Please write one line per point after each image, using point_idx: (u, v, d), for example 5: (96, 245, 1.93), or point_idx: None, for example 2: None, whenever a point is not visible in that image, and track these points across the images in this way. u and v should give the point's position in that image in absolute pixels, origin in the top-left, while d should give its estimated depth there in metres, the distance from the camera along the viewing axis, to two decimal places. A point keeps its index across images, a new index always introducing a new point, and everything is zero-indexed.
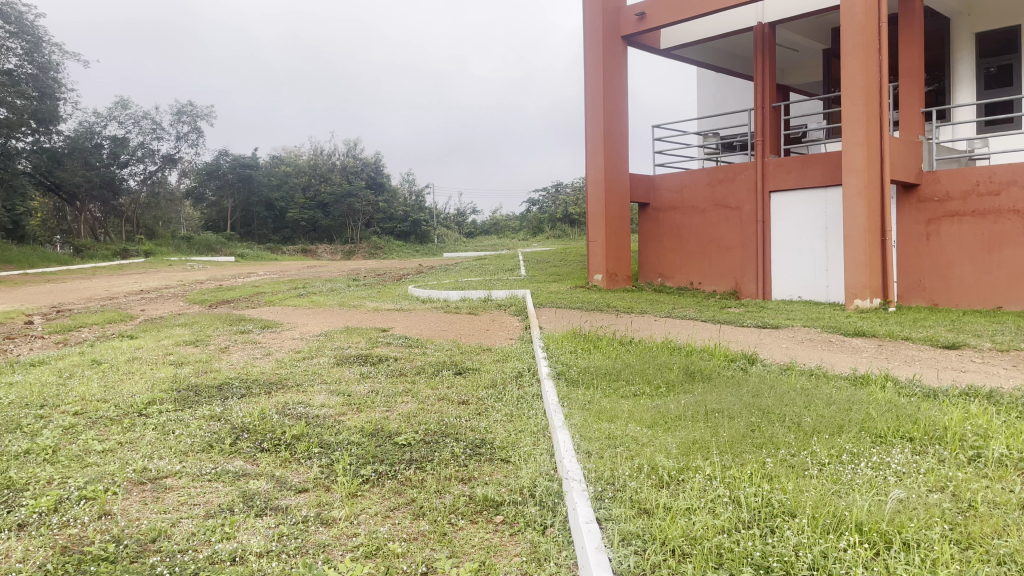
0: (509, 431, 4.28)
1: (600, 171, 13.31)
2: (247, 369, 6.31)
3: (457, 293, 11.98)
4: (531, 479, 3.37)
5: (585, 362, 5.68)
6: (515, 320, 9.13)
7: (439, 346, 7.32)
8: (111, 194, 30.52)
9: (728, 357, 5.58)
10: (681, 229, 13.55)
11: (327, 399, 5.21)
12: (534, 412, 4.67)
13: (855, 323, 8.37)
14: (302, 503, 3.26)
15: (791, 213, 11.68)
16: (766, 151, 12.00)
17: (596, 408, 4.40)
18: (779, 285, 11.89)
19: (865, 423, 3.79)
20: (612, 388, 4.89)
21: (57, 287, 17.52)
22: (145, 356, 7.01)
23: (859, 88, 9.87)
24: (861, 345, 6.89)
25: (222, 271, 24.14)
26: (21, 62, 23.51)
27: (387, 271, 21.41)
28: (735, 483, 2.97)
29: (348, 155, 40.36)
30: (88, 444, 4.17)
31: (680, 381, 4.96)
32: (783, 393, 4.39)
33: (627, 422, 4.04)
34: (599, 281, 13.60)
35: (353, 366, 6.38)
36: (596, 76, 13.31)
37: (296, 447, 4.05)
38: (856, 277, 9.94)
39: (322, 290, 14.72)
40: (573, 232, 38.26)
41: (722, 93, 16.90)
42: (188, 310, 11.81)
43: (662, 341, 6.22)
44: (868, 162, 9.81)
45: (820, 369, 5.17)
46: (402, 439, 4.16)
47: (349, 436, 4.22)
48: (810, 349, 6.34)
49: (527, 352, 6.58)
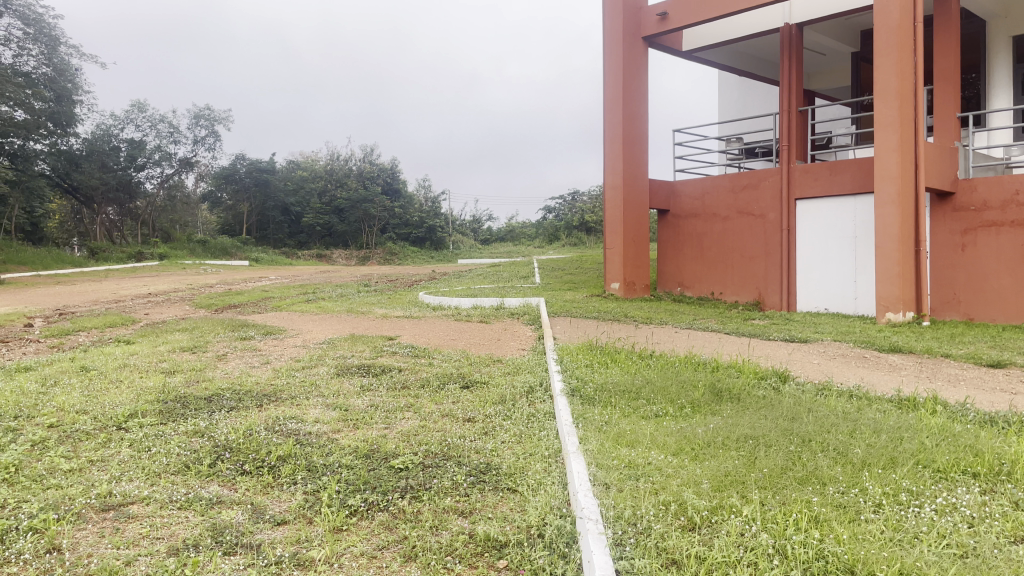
0: (516, 455, 3.86)
1: (619, 176, 12.89)
2: (242, 379, 5.94)
3: (468, 301, 11.58)
4: (540, 516, 2.95)
5: (601, 377, 5.25)
6: (528, 329, 8.71)
7: (447, 356, 6.91)
8: (127, 197, 30.48)
9: (759, 375, 5.12)
10: (702, 237, 13.09)
11: (323, 414, 4.81)
12: (546, 432, 4.24)
13: (889, 338, 7.89)
14: (279, 539, 2.85)
15: (818, 221, 11.20)
16: (793, 157, 11.53)
17: (614, 430, 3.97)
18: (804, 296, 11.40)
19: (920, 454, 3.34)
20: (632, 408, 4.46)
21: (67, 290, 17.26)
22: (138, 364, 6.64)
23: (893, 91, 9.40)
24: (899, 362, 6.40)
25: (235, 274, 24.01)
26: (39, 66, 23.42)
27: (400, 277, 20.91)
28: (778, 529, 2.54)
29: (365, 161, 40.11)
30: (55, 462, 3.79)
31: (706, 401, 4.52)
32: (824, 418, 3.94)
33: (649, 448, 3.62)
34: (616, 290, 13.16)
35: (354, 378, 5.98)
36: (616, 78, 12.91)
37: (282, 469, 3.65)
38: (888, 290, 9.45)
39: (331, 296, 14.37)
40: (590, 240, 37.78)
41: (745, 98, 16.45)
42: (193, 315, 11.50)
43: (684, 356, 5.77)
44: (903, 169, 9.33)
45: (862, 391, 4.69)
46: (398, 463, 3.75)
47: (341, 458, 3.82)
48: (844, 367, 5.87)
49: (540, 364, 6.17)
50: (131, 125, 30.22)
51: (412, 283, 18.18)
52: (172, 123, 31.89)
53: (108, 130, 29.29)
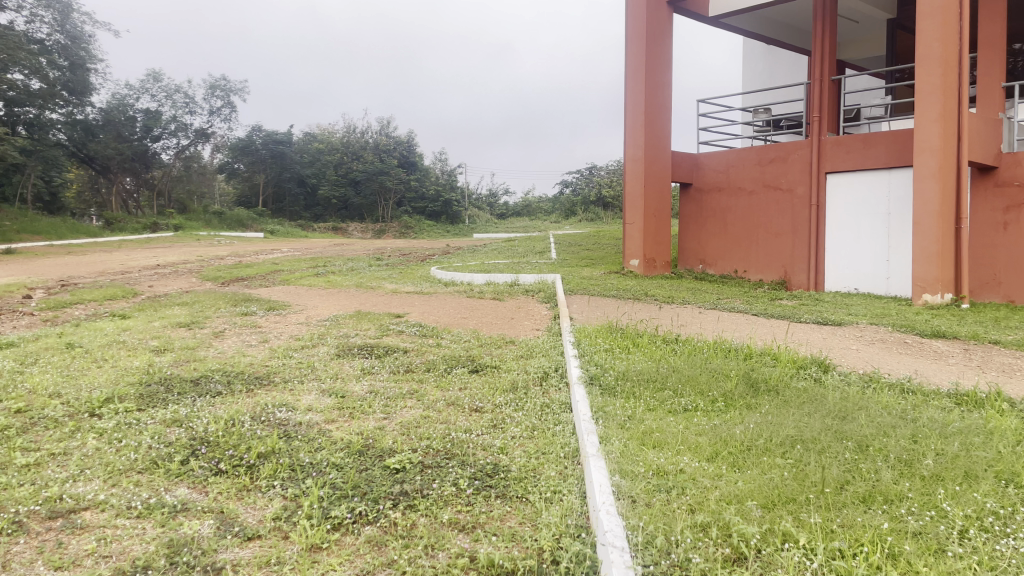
0: (526, 456, 3.41)
1: (640, 148, 12.32)
2: (234, 360, 5.52)
3: (482, 277, 11.12)
4: (554, 537, 2.51)
5: (623, 364, 4.77)
6: (543, 308, 8.25)
7: (456, 337, 6.45)
8: (142, 167, 30.17)
9: (798, 364, 4.62)
10: (726, 212, 12.52)
11: (316, 402, 4.37)
12: (561, 428, 3.78)
13: (930, 322, 7.35)
14: (246, 560, 2.43)
15: (850, 196, 10.60)
16: (824, 129, 10.90)
17: (639, 428, 3.50)
18: (834, 275, 10.84)
19: (1002, 465, 2.84)
20: (657, 401, 3.99)
21: (75, 260, 16.94)
22: (129, 341, 6.24)
23: (937, 56, 8.74)
24: (947, 349, 5.89)
25: (247, 246, 23.72)
26: (52, 33, 23.00)
27: (413, 250, 20.52)
28: (847, 566, 2.08)
29: (382, 133, 39.14)
30: (10, 455, 3.37)
31: (741, 394, 4.04)
32: (879, 418, 3.46)
33: (678, 450, 3.17)
34: (636, 267, 12.64)
35: (355, 359, 5.55)
36: (638, 44, 12.30)
37: (261, 468, 3.22)
38: (926, 270, 8.88)
39: (341, 269, 13.94)
40: (607, 216, 37.18)
41: (773, 67, 15.74)
42: (198, 288, 11.11)
43: (713, 341, 5.27)
44: (945, 141, 8.71)
45: (915, 384, 4.19)
46: (393, 462, 3.30)
47: (331, 456, 3.38)
48: (889, 354, 5.36)
49: (555, 347, 5.71)
50: (145, 95, 29.69)
51: (425, 257, 17.77)
52: (188, 93, 31.29)
53: (124, 99, 28.56)
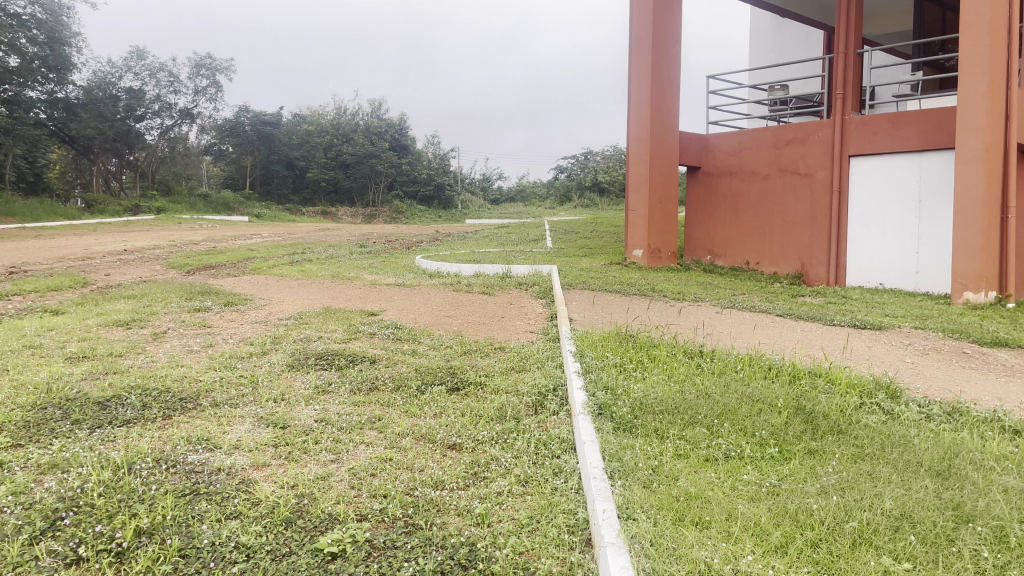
0: (515, 531, 2.45)
1: (645, 127, 11.34)
2: (163, 372, 4.53)
3: (471, 267, 10.14)
4: None
5: (640, 387, 3.81)
6: (538, 306, 7.28)
7: (436, 342, 5.47)
8: (125, 147, 28.88)
9: (859, 390, 3.68)
10: (738, 197, 11.56)
11: (246, 437, 3.40)
12: (564, 482, 2.83)
13: (982, 325, 6.42)
14: None
15: (875, 182, 9.65)
16: (848, 108, 9.94)
17: (673, 490, 2.56)
18: (856, 268, 9.91)
19: None
20: (689, 445, 3.04)
21: (38, 244, 15.88)
22: (46, 345, 5.24)
23: (984, 24, 7.75)
24: (1016, 362, 4.95)
25: (226, 230, 22.60)
26: (28, 6, 21.67)
27: (401, 237, 19.46)
28: None
29: (373, 115, 37.73)
30: None
31: (796, 434, 3.11)
32: (1006, 481, 2.51)
33: (737, 534, 2.22)
34: (639, 258, 11.67)
35: (310, 373, 4.57)
36: (644, 14, 11.27)
37: (137, 557, 2.25)
38: (966, 265, 7.95)
39: (320, 257, 12.89)
40: (602, 202, 36.04)
41: (785, 45, 14.75)
42: (159, 277, 10.11)
43: (748, 355, 4.32)
44: (992, 120, 7.77)
45: (1017, 421, 3.25)
46: (329, 544, 2.34)
47: (245, 531, 2.41)
48: (957, 372, 4.41)
49: (553, 358, 4.76)
50: (128, 73, 28.60)
51: (412, 244, 16.69)
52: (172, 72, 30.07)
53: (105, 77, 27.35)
